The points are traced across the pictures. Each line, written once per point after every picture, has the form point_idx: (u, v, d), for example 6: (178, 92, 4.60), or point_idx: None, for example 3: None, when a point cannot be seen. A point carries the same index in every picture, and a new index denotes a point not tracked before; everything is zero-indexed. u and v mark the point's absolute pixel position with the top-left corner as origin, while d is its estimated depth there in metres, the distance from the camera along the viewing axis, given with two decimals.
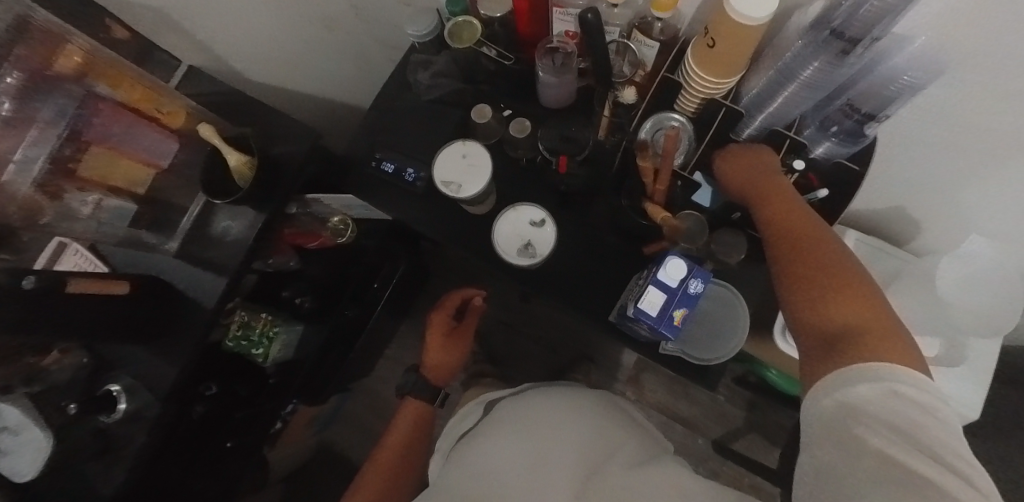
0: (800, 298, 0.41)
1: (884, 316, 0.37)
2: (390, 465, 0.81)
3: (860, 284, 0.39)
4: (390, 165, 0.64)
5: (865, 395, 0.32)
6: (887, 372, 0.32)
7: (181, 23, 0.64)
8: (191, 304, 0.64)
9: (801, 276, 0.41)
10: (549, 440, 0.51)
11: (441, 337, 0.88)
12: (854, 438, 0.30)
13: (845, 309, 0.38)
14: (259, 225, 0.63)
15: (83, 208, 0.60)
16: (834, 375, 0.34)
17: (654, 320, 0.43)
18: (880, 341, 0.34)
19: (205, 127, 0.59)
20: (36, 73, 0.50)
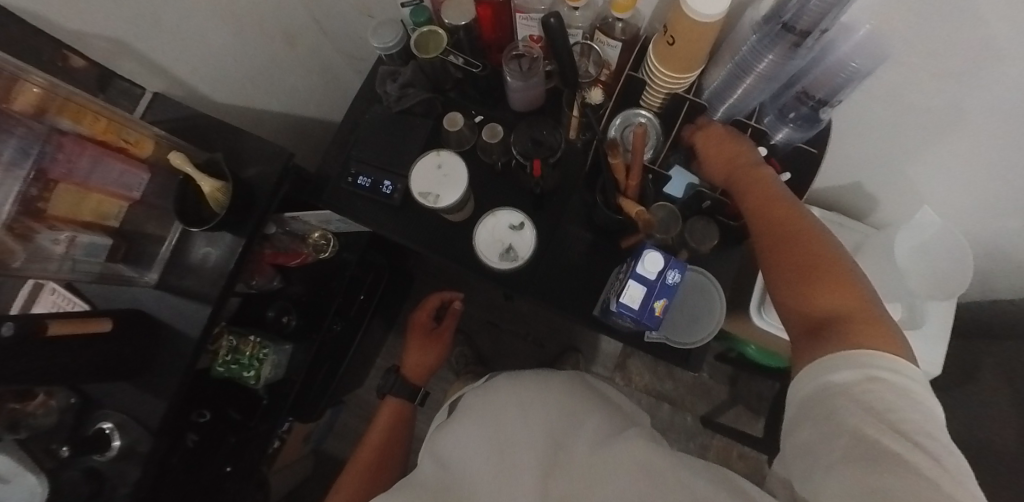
0: (789, 286, 0.42)
1: (869, 304, 0.39)
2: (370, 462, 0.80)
3: (845, 269, 0.41)
4: (366, 180, 0.64)
5: (846, 380, 0.34)
6: (867, 358, 0.34)
7: (140, 50, 0.63)
8: (175, 337, 0.63)
9: (787, 267, 0.43)
10: (515, 431, 0.51)
11: (419, 336, 0.93)
12: (835, 419, 0.32)
13: (831, 298, 0.39)
14: (239, 249, 0.63)
15: (55, 247, 0.58)
16: (819, 362, 0.36)
17: (637, 313, 0.44)
18: (864, 327, 0.36)
19: (175, 155, 0.58)
20: None
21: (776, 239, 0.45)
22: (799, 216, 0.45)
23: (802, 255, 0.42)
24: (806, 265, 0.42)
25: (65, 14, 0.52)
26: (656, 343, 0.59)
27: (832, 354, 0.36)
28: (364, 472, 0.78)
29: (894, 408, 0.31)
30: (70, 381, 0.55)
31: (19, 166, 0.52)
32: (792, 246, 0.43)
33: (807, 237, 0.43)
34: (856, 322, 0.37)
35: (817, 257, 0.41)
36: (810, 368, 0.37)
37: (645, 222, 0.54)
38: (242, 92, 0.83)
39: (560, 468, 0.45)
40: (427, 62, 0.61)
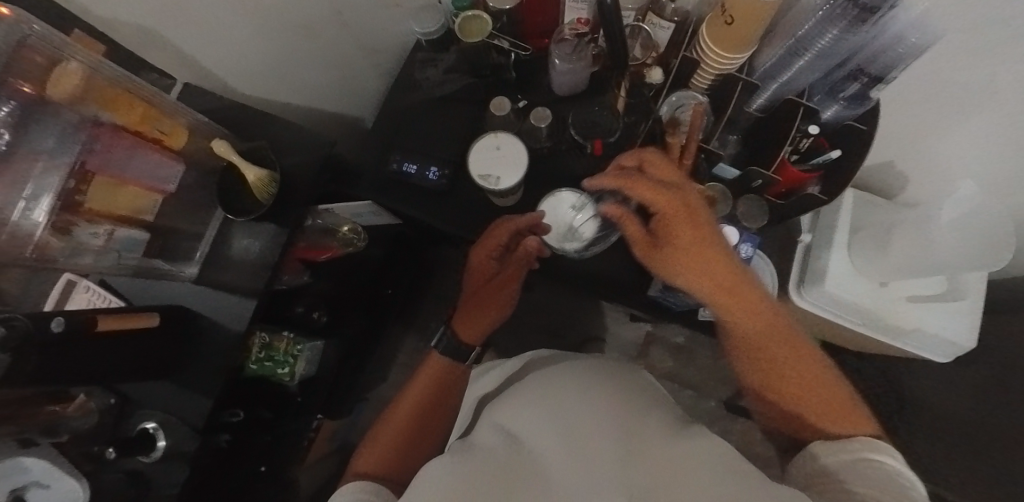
0: (760, 370, 0.43)
1: (840, 388, 0.40)
2: (410, 426, 0.58)
3: (808, 351, 0.43)
4: (411, 166, 0.62)
5: (859, 464, 0.33)
6: (862, 449, 0.34)
7: (167, 36, 0.61)
8: (214, 332, 0.60)
9: (761, 354, 0.43)
10: (585, 411, 0.38)
11: (481, 288, 0.68)
12: (868, 486, 0.30)
13: (813, 385, 0.40)
14: (280, 240, 0.61)
15: (94, 241, 0.57)
16: (818, 450, 0.37)
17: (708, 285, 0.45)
18: (844, 414, 0.38)
19: (219, 144, 0.56)
20: (28, 104, 0.48)
21: (742, 324, 0.44)
22: (742, 281, 0.43)
23: (780, 342, 0.42)
24: (785, 353, 0.42)
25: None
26: (706, 321, 0.60)
27: (834, 442, 0.36)
28: (411, 409, 0.59)
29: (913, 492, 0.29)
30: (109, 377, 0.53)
31: (58, 156, 0.51)
32: (762, 333, 0.43)
33: (774, 324, 0.43)
34: (834, 407, 0.39)
35: (791, 348, 0.42)
36: (806, 455, 0.37)
37: (709, 199, 0.56)
38: (265, 85, 0.81)
39: (645, 456, 0.33)
40: (469, 46, 0.61)
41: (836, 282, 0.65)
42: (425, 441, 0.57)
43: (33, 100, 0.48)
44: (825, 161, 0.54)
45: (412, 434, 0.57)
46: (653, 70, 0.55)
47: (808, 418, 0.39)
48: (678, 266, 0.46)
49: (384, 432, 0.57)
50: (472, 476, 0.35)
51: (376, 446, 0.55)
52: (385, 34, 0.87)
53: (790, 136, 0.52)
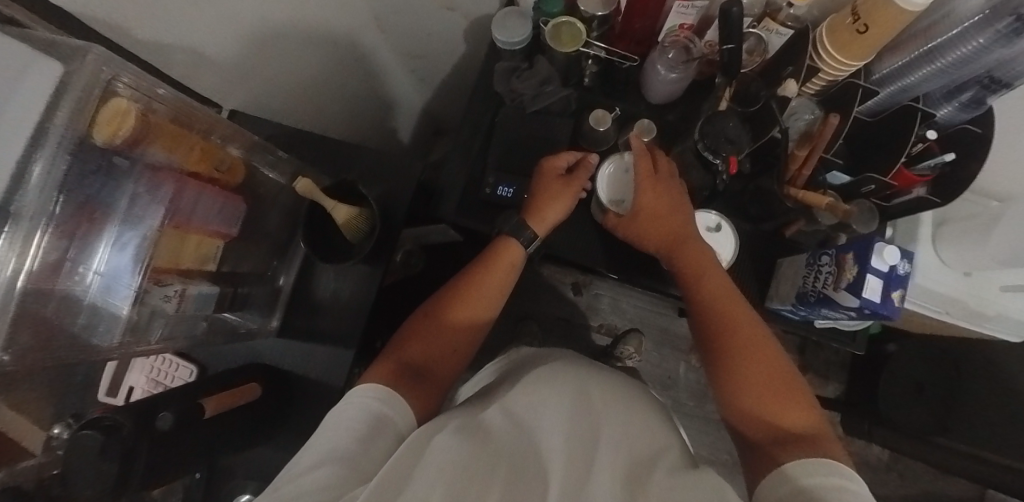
0: (728, 360, 0.45)
1: (816, 420, 0.41)
2: (446, 345, 0.49)
3: (776, 362, 0.44)
4: (507, 190, 0.58)
5: (824, 483, 0.33)
6: (824, 467, 0.34)
7: (215, 58, 0.53)
8: (311, 385, 0.55)
9: (740, 362, 0.44)
10: (615, 436, 0.37)
11: (555, 187, 0.54)
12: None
13: (788, 408, 0.41)
14: (374, 281, 0.56)
15: (167, 304, 0.50)
16: (784, 470, 0.36)
17: (879, 305, 0.44)
18: (810, 440, 0.38)
19: (303, 182, 0.49)
20: (87, 161, 0.39)
21: (721, 331, 0.47)
22: (738, 307, 0.48)
23: (758, 360, 0.44)
24: (765, 368, 0.43)
25: (148, 19, 0.43)
26: (821, 328, 0.60)
27: (805, 459, 0.36)
28: (453, 322, 0.50)
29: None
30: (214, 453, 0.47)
31: (137, 218, 0.45)
32: (742, 340, 0.46)
33: (755, 342, 0.45)
34: (814, 435, 0.39)
35: (768, 366, 0.44)
36: (768, 477, 0.37)
37: (844, 212, 0.51)
38: (307, 101, 0.73)
39: (658, 490, 0.32)
40: (562, 55, 0.57)
41: (926, 276, 0.66)
42: (452, 366, 0.49)
43: (95, 149, 0.39)
44: (938, 164, 0.52)
45: (446, 351, 0.48)
46: (789, 80, 0.50)
47: (780, 441, 0.39)
48: (659, 240, 0.53)
49: (417, 344, 0.48)
50: (480, 454, 0.33)
51: (399, 358, 0.46)
52: (429, 39, 0.80)
53: (909, 142, 0.50)
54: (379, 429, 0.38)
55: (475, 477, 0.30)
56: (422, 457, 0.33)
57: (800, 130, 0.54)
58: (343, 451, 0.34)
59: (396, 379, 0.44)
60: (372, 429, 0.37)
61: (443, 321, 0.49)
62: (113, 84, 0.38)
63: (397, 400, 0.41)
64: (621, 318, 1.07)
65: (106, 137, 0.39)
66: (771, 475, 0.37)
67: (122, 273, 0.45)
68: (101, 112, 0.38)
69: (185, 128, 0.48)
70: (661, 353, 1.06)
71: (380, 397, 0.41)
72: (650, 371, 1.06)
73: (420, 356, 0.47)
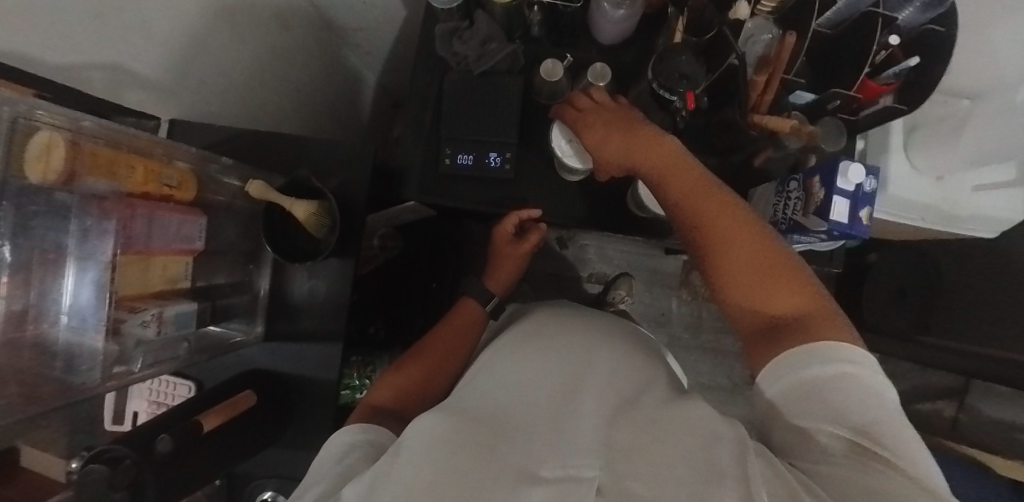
0: (714, 252, 0.41)
1: (819, 301, 0.37)
2: (421, 381, 0.51)
3: (770, 248, 0.39)
4: (466, 158, 0.56)
5: (827, 374, 0.31)
6: (832, 353, 0.32)
7: (134, 66, 0.50)
8: (306, 382, 0.57)
9: (726, 248, 0.40)
10: (591, 389, 0.39)
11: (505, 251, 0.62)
12: (817, 411, 0.30)
13: (785, 293, 0.37)
14: (348, 272, 0.56)
15: (147, 331, 0.50)
16: (777, 364, 0.34)
17: (847, 226, 0.44)
18: (813, 320, 0.35)
19: (255, 184, 0.48)
20: (21, 204, 0.38)
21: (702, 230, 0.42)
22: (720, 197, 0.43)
23: (747, 241, 0.40)
24: (752, 253, 0.39)
25: (46, 41, 0.40)
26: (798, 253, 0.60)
27: (798, 350, 0.33)
28: (430, 366, 0.53)
29: (867, 408, 0.29)
30: (229, 465, 0.48)
31: (95, 251, 0.44)
32: (725, 225, 0.41)
33: (740, 223, 0.41)
34: (807, 315, 0.36)
35: (758, 251, 0.39)
36: (768, 369, 0.35)
37: (808, 133, 0.51)
38: (250, 97, 0.70)
39: (633, 424, 0.33)
40: (501, 8, 0.53)
41: (899, 187, 0.66)
42: (426, 405, 0.51)
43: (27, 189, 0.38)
44: (903, 72, 0.49)
45: (418, 393, 0.51)
46: (740, 4, 0.49)
47: (781, 325, 0.37)
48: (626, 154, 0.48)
49: (392, 386, 0.50)
50: (464, 429, 0.35)
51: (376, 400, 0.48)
52: (366, 9, 0.75)
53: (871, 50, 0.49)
54: (357, 446, 0.39)
55: (460, 453, 0.32)
56: (404, 447, 0.33)
57: (756, 57, 0.51)
58: (330, 475, 0.35)
59: (373, 415, 0.45)
60: (350, 449, 0.39)
61: (417, 362, 0.53)
62: (29, 117, 0.36)
63: (376, 427, 0.42)
64: (609, 265, 1.08)
65: (40, 175, 0.38)
66: (767, 369, 0.35)
67: (90, 309, 0.44)
68: (28, 149, 0.37)
69: (121, 149, 0.46)
70: (651, 293, 1.08)
71: (359, 427, 0.42)
72: (644, 312, 1.08)
73: (395, 396, 0.49)
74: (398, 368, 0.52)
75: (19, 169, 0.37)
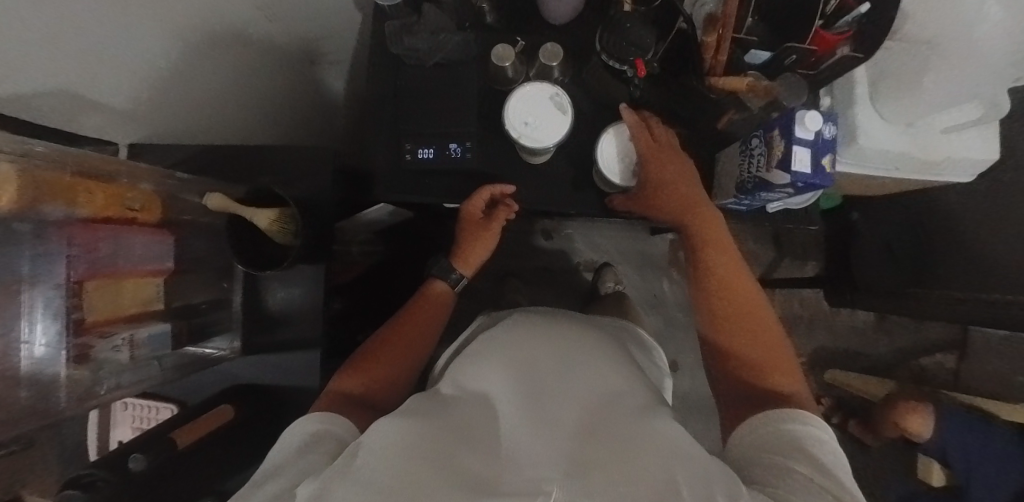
0: (715, 300, 0.47)
1: (794, 372, 0.43)
2: (387, 369, 0.51)
3: (757, 305, 0.46)
4: (429, 151, 0.56)
5: (796, 431, 0.35)
6: (804, 417, 0.37)
7: (88, 93, 0.50)
8: (288, 393, 0.55)
9: (729, 303, 0.46)
10: (561, 393, 0.37)
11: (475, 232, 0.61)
12: (787, 453, 0.33)
13: (775, 363, 0.43)
14: (321, 278, 0.55)
15: (118, 354, 0.49)
16: (759, 416, 0.38)
17: (811, 176, 0.43)
18: (785, 383, 0.41)
19: (212, 198, 0.48)
20: None
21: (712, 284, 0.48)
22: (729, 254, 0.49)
23: (752, 311, 0.46)
24: (748, 314, 0.45)
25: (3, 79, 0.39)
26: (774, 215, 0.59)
27: (777, 409, 0.38)
28: (396, 354, 0.53)
29: (822, 460, 0.32)
30: (206, 483, 0.47)
31: (49, 275, 0.42)
32: (734, 289, 0.47)
33: (753, 304, 0.46)
34: (794, 394, 0.40)
35: (760, 322, 0.45)
36: (745, 424, 0.39)
37: (765, 90, 0.50)
38: (212, 116, 0.69)
39: (603, 437, 0.32)
40: None
41: (870, 139, 0.65)
42: (390, 397, 0.50)
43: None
44: (855, 19, 0.48)
45: (384, 381, 0.50)
46: None
47: (761, 393, 0.41)
48: (672, 174, 0.51)
49: (358, 371, 0.50)
50: (427, 428, 0.32)
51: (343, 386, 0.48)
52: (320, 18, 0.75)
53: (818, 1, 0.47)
54: (317, 439, 0.37)
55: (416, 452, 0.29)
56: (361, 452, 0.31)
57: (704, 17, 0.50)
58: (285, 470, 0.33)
59: (337, 402, 0.44)
60: (309, 443, 0.36)
61: (385, 349, 0.53)
62: None
63: (336, 417, 0.40)
64: (596, 252, 1.07)
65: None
66: (747, 422, 0.39)
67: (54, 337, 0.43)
68: None
69: (83, 176, 0.46)
70: (642, 277, 1.08)
71: (320, 416, 0.40)
72: (636, 297, 1.07)
73: (361, 384, 0.49)
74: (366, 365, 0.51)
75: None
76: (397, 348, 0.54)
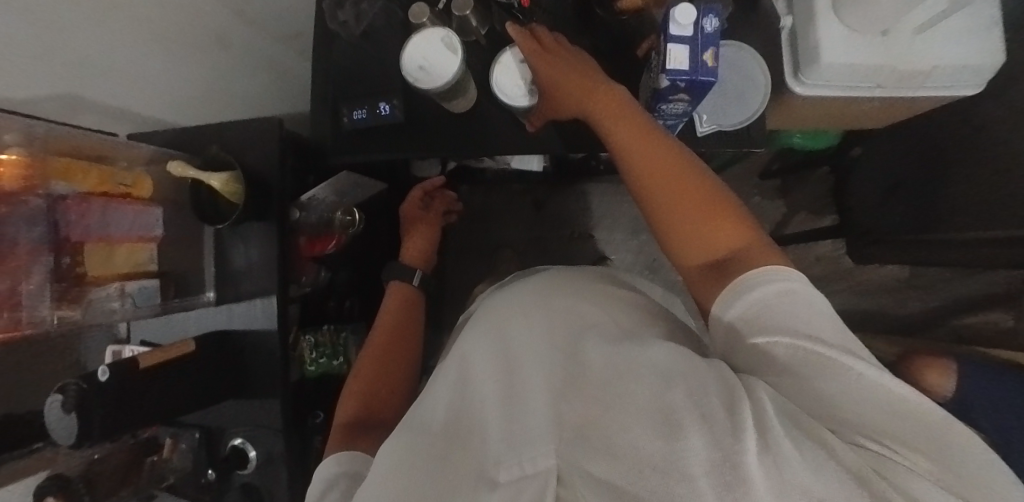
0: (648, 185, 0.41)
1: (751, 232, 0.37)
2: (378, 384, 0.65)
3: (692, 173, 0.40)
4: (361, 112, 0.60)
5: (772, 292, 0.32)
6: (773, 275, 0.33)
7: (83, 93, 0.60)
8: (254, 340, 0.62)
9: (664, 185, 0.40)
10: (535, 357, 0.39)
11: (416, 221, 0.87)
12: (774, 328, 0.31)
13: (725, 229, 0.37)
14: (275, 235, 0.61)
15: (111, 301, 0.59)
16: (732, 292, 0.34)
17: (690, 73, 0.40)
18: (747, 249, 0.36)
19: (174, 165, 0.56)
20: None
21: (644, 175, 0.42)
22: (655, 142, 0.42)
23: (679, 181, 0.40)
24: (685, 189, 0.39)
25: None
26: (718, 137, 0.54)
27: (752, 273, 0.34)
28: (383, 369, 0.67)
29: (811, 324, 0.30)
30: (173, 410, 0.54)
31: (47, 238, 0.51)
32: (666, 167, 0.40)
33: (679, 166, 0.41)
34: (748, 249, 0.36)
35: (700, 190, 0.39)
36: (722, 301, 0.35)
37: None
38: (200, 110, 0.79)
39: (579, 389, 0.33)
40: None
41: (835, 52, 0.58)
42: (393, 402, 0.65)
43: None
44: None
45: (382, 394, 0.64)
46: None
47: (726, 262, 0.37)
48: (564, 70, 0.48)
49: (355, 395, 0.63)
50: (424, 456, 0.37)
51: (346, 414, 0.61)
52: None
53: None
54: (332, 484, 0.47)
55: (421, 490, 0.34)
56: (376, 491, 0.37)
57: None
58: None
59: (348, 435, 0.57)
60: (328, 488, 0.47)
61: (368, 366, 0.67)
62: None
63: (350, 454, 0.52)
64: None
65: None
66: (718, 303, 0.36)
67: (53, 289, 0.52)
68: None
69: (78, 158, 0.56)
70: (637, 242, 1.09)
71: (337, 461, 0.51)
72: (632, 262, 1.09)
73: (362, 403, 0.62)
74: (369, 385, 0.64)
75: None
76: (381, 363, 0.67)
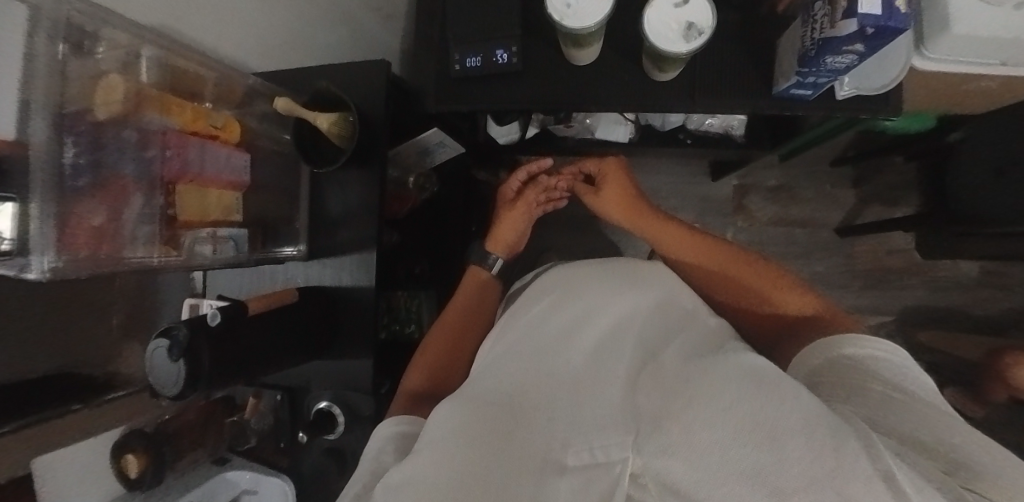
0: (718, 282, 0.56)
1: (816, 302, 0.49)
2: (444, 356, 0.56)
3: (754, 265, 0.54)
4: (474, 59, 0.56)
5: (861, 355, 0.36)
6: (866, 340, 0.37)
7: None
8: (349, 294, 0.60)
9: (737, 281, 0.54)
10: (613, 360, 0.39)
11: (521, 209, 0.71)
12: (877, 376, 0.34)
13: (792, 303, 0.50)
14: (376, 183, 0.59)
15: (204, 248, 0.54)
16: (828, 341, 0.40)
17: (883, 17, 0.38)
18: (808, 303, 0.50)
19: (281, 100, 0.51)
20: (95, 135, 0.40)
21: (733, 282, 0.54)
22: (733, 257, 0.56)
23: (748, 274, 0.54)
24: (758, 280, 0.53)
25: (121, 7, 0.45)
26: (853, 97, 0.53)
27: (838, 336, 0.39)
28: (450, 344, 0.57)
29: (911, 378, 0.33)
30: (265, 366, 0.50)
31: (145, 177, 0.45)
32: (738, 270, 0.54)
33: (742, 262, 0.55)
34: (818, 315, 0.48)
35: (767, 278, 0.53)
36: (802, 354, 0.42)
37: None
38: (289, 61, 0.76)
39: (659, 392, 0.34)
40: None
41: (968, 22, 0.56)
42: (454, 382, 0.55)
43: (94, 122, 0.40)
44: None
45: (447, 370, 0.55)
46: None
47: (800, 328, 0.49)
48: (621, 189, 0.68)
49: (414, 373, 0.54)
50: (485, 411, 0.34)
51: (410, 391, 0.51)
52: None
53: None
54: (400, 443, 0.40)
55: (481, 441, 0.31)
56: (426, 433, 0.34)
57: None
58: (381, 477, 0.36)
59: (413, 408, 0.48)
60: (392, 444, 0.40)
61: (428, 347, 0.57)
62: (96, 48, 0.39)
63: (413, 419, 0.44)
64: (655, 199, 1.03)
65: (104, 109, 0.41)
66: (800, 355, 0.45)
67: (148, 232, 0.47)
68: (90, 86, 0.40)
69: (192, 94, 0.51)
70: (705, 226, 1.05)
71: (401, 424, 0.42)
72: None
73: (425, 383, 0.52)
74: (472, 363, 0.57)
75: (88, 106, 0.39)
76: (444, 338, 0.58)
